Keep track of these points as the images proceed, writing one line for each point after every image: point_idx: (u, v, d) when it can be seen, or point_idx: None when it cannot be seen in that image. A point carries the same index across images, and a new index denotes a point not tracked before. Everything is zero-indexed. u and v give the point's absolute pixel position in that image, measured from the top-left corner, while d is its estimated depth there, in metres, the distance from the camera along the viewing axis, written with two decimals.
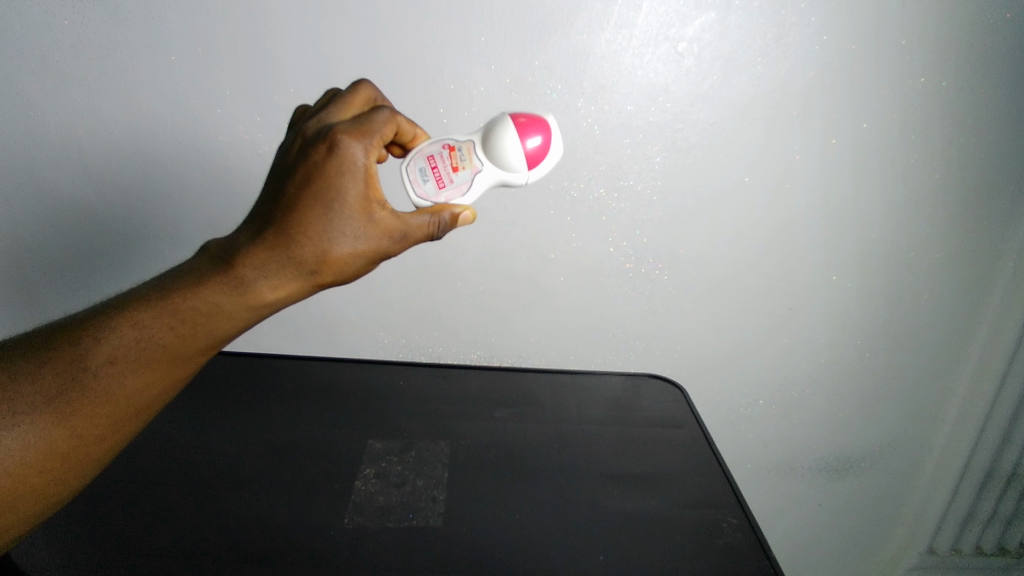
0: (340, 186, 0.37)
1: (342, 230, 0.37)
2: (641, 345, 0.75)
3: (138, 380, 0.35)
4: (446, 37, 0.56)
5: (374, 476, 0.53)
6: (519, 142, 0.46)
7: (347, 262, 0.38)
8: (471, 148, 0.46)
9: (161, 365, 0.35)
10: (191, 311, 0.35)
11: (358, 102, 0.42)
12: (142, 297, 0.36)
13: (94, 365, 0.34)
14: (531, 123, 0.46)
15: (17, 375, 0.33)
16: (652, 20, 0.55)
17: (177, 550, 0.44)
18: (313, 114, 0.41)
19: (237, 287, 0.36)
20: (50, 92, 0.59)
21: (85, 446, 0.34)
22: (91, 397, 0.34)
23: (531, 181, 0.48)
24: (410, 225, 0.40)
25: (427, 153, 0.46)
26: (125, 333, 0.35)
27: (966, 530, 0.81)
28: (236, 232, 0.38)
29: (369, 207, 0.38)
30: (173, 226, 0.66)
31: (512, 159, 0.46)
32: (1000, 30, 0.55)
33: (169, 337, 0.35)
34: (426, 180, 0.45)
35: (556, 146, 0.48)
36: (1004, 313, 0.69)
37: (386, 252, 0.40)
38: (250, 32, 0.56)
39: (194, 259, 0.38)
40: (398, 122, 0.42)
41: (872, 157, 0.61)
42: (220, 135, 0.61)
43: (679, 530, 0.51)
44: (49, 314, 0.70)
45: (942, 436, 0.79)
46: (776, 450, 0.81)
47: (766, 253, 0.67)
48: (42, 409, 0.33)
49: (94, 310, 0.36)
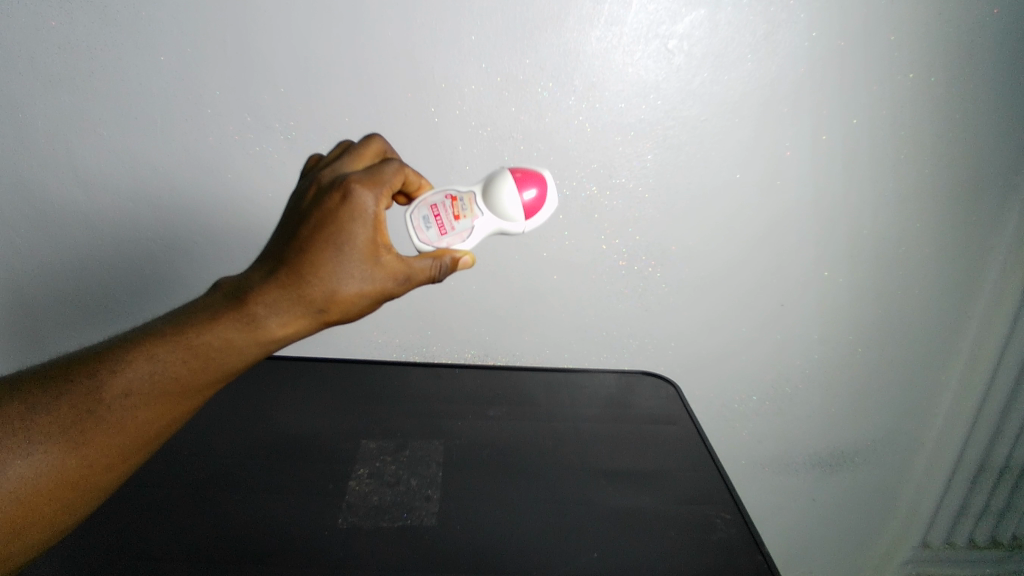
0: (350, 229, 0.37)
1: (350, 271, 0.37)
2: (635, 342, 0.75)
3: (150, 412, 0.34)
4: (437, 35, 0.56)
5: (368, 476, 0.53)
6: (517, 194, 0.47)
7: (353, 301, 0.38)
8: (472, 198, 0.47)
9: (173, 397, 0.35)
10: (205, 346, 0.35)
11: (370, 155, 0.44)
12: (158, 330, 0.35)
13: (110, 396, 0.33)
14: (526, 177, 0.47)
15: (35, 405, 0.32)
16: (643, 17, 0.55)
17: (173, 551, 0.44)
18: (326, 164, 0.43)
19: (248, 323, 0.36)
20: (39, 94, 0.59)
21: (94, 475, 0.33)
22: (104, 427, 0.33)
23: (528, 231, 0.49)
24: (414, 268, 0.41)
25: (430, 202, 0.46)
26: (141, 364, 0.34)
27: (960, 523, 0.82)
28: (249, 271, 0.38)
29: (376, 250, 0.38)
30: (164, 227, 0.65)
31: (511, 210, 0.47)
32: (988, 25, 0.55)
33: (182, 370, 0.35)
34: (429, 227, 0.46)
35: (552, 197, 0.49)
36: (994, 307, 0.70)
37: (390, 293, 0.40)
38: (240, 33, 0.56)
39: (207, 294, 0.38)
40: (406, 174, 0.43)
41: (863, 154, 0.62)
42: (211, 136, 0.61)
43: (673, 524, 0.51)
44: (37, 316, 0.69)
45: (934, 430, 0.79)
46: (770, 445, 0.82)
47: (758, 250, 0.67)
48: (56, 438, 0.32)
49: (110, 343, 0.36)
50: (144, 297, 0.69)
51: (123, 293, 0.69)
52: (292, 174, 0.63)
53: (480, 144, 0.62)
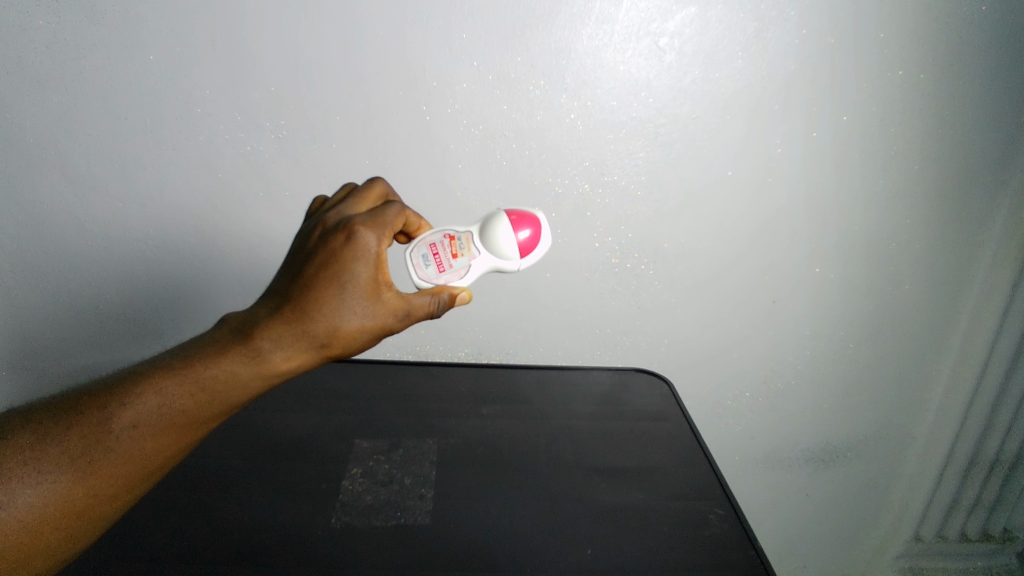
0: (352, 268, 0.37)
1: (351, 308, 0.37)
2: (628, 340, 0.75)
3: (156, 444, 0.34)
4: (427, 33, 0.56)
5: (361, 475, 0.53)
6: (512, 233, 0.48)
7: (354, 337, 0.38)
8: (470, 238, 0.48)
9: (179, 430, 0.34)
10: (212, 380, 0.35)
11: (373, 197, 0.44)
12: (166, 363, 0.35)
13: (118, 427, 0.33)
14: (522, 218, 0.49)
15: (45, 436, 0.32)
16: (634, 15, 0.56)
17: (166, 552, 0.44)
18: (331, 206, 0.43)
19: (254, 357, 0.35)
20: (26, 93, 0.58)
21: (99, 505, 0.33)
22: (111, 458, 0.33)
23: (523, 269, 0.50)
24: (413, 304, 0.40)
25: (429, 241, 0.47)
26: (150, 397, 0.34)
27: (952, 516, 0.83)
28: (255, 306, 0.38)
29: (377, 288, 0.38)
30: (155, 227, 0.65)
31: (506, 249, 0.48)
32: (975, 22, 0.56)
33: (189, 404, 0.34)
34: (428, 265, 0.47)
35: (546, 237, 0.50)
36: (983, 302, 0.70)
37: (390, 329, 0.40)
38: (230, 30, 0.56)
39: (213, 330, 0.38)
40: (407, 215, 0.43)
41: (854, 151, 0.62)
42: (201, 135, 0.60)
43: (666, 521, 0.51)
44: (25, 318, 0.69)
45: (926, 425, 0.80)
46: (764, 441, 0.82)
47: (750, 248, 0.68)
48: (65, 468, 0.32)
49: (118, 376, 0.35)
50: (135, 298, 0.68)
51: (114, 294, 0.68)
52: (283, 173, 0.63)
53: (471, 143, 0.61)
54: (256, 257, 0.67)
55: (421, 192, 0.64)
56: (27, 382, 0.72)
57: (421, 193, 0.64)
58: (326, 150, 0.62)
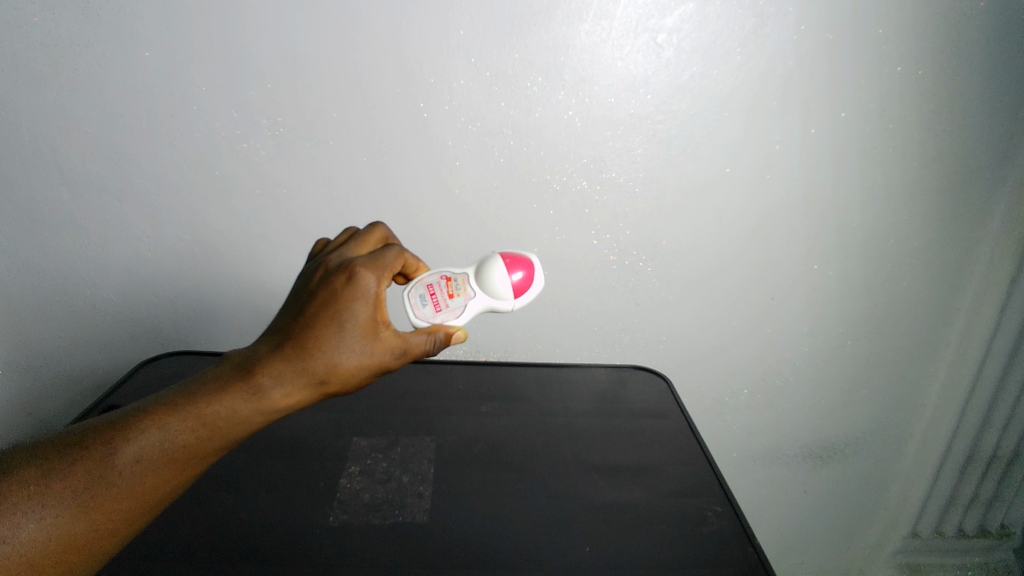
0: (351, 307, 0.37)
1: (350, 345, 0.37)
2: (627, 337, 0.74)
3: (157, 480, 0.33)
4: (425, 29, 0.56)
5: (359, 473, 0.53)
6: (506, 275, 0.48)
7: (352, 374, 0.37)
8: (465, 279, 0.48)
9: (180, 465, 0.34)
10: (214, 417, 0.34)
11: (374, 241, 0.44)
12: (169, 400, 0.35)
13: (122, 462, 0.33)
14: (515, 260, 0.49)
15: (50, 471, 0.32)
16: (632, 11, 0.56)
17: (165, 553, 0.44)
18: (332, 249, 0.43)
19: (255, 393, 0.35)
20: (20, 91, 0.58)
21: (101, 539, 0.32)
22: (114, 493, 0.32)
23: (517, 309, 0.50)
24: (410, 342, 0.40)
25: (427, 282, 0.48)
26: (153, 433, 0.33)
27: (949, 513, 0.83)
28: (257, 343, 0.38)
29: (375, 327, 0.38)
30: (152, 225, 0.64)
31: (501, 289, 0.48)
32: (974, 18, 0.56)
33: (191, 439, 0.34)
34: (425, 304, 0.47)
35: (539, 278, 0.50)
36: (981, 300, 0.70)
37: (387, 367, 0.39)
38: (226, 25, 0.55)
39: (215, 367, 0.37)
40: (406, 257, 0.44)
41: (852, 147, 0.62)
42: (197, 132, 0.60)
43: (665, 519, 0.51)
44: (22, 318, 0.68)
45: (923, 422, 0.80)
46: (762, 438, 0.82)
47: (748, 245, 0.68)
48: (69, 503, 0.31)
49: (121, 411, 0.35)
50: (132, 296, 0.68)
51: (111, 292, 0.68)
52: (280, 170, 0.62)
53: (469, 140, 0.61)
54: (254, 254, 0.67)
55: (419, 189, 0.64)
56: (25, 380, 0.71)
57: (419, 190, 0.64)
58: (323, 147, 0.61)
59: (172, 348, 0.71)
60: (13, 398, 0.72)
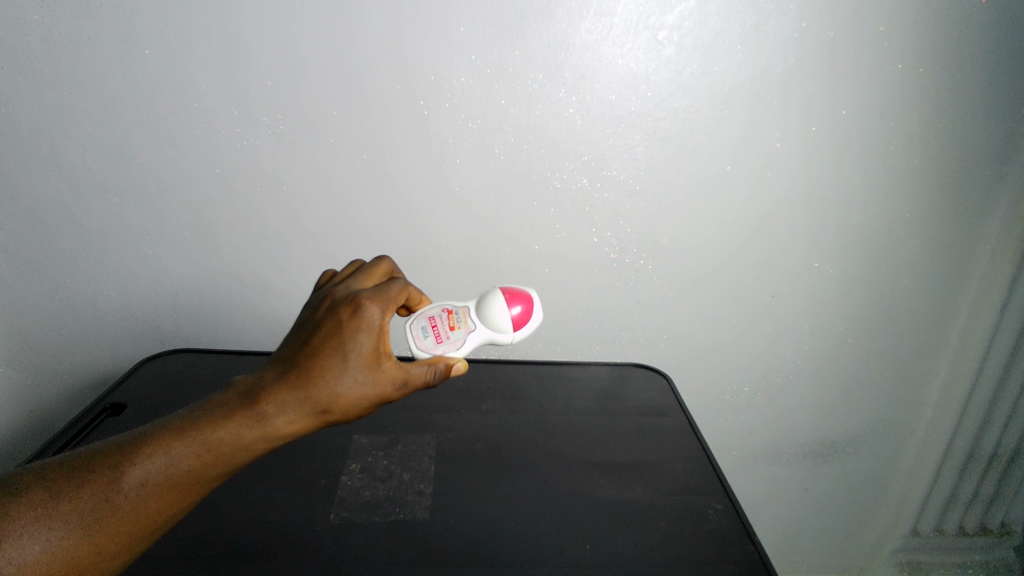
0: (355, 338, 0.37)
1: (352, 375, 0.37)
2: (627, 335, 0.74)
3: (160, 504, 0.33)
4: (426, 26, 0.56)
5: (360, 470, 0.53)
6: (506, 309, 0.49)
7: (353, 404, 0.37)
8: (467, 312, 0.49)
9: (183, 490, 0.34)
10: (219, 443, 0.34)
11: (380, 273, 0.44)
12: (176, 425, 0.35)
13: (128, 485, 0.32)
14: (514, 295, 0.50)
15: (57, 493, 0.32)
16: (632, 8, 0.56)
17: (164, 550, 0.44)
18: (338, 280, 0.43)
19: (259, 420, 0.35)
20: (20, 88, 0.58)
21: (102, 562, 0.32)
22: (118, 516, 0.32)
23: (516, 342, 0.50)
24: (411, 373, 0.40)
25: (429, 314, 0.48)
26: (158, 457, 0.33)
27: (949, 511, 0.83)
28: (262, 370, 0.38)
29: (378, 358, 0.38)
30: (152, 222, 0.64)
31: (500, 322, 0.49)
32: (974, 16, 0.56)
33: (195, 464, 0.34)
34: (426, 335, 0.47)
35: (538, 312, 0.51)
36: (982, 298, 0.70)
37: (388, 398, 0.39)
38: (226, 23, 0.55)
39: (220, 392, 0.37)
40: (410, 290, 0.44)
41: (853, 144, 0.62)
42: (198, 130, 0.60)
43: (666, 516, 0.51)
44: (21, 316, 0.68)
45: (924, 420, 0.80)
46: (763, 436, 0.82)
47: (748, 242, 0.67)
48: (74, 525, 0.31)
49: (128, 435, 0.35)
50: (132, 295, 0.68)
51: (112, 290, 0.68)
52: (280, 168, 0.62)
53: (470, 138, 0.61)
54: (254, 252, 0.67)
55: (420, 187, 0.64)
56: (25, 378, 0.71)
57: (420, 188, 0.64)
58: (324, 145, 0.61)
59: (172, 346, 0.71)
60: (12, 396, 0.72)
